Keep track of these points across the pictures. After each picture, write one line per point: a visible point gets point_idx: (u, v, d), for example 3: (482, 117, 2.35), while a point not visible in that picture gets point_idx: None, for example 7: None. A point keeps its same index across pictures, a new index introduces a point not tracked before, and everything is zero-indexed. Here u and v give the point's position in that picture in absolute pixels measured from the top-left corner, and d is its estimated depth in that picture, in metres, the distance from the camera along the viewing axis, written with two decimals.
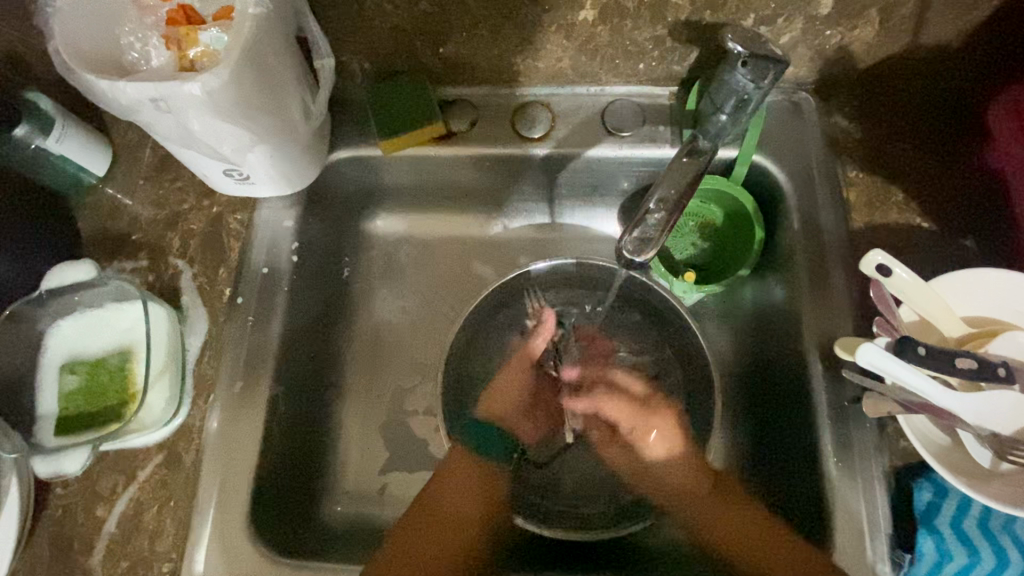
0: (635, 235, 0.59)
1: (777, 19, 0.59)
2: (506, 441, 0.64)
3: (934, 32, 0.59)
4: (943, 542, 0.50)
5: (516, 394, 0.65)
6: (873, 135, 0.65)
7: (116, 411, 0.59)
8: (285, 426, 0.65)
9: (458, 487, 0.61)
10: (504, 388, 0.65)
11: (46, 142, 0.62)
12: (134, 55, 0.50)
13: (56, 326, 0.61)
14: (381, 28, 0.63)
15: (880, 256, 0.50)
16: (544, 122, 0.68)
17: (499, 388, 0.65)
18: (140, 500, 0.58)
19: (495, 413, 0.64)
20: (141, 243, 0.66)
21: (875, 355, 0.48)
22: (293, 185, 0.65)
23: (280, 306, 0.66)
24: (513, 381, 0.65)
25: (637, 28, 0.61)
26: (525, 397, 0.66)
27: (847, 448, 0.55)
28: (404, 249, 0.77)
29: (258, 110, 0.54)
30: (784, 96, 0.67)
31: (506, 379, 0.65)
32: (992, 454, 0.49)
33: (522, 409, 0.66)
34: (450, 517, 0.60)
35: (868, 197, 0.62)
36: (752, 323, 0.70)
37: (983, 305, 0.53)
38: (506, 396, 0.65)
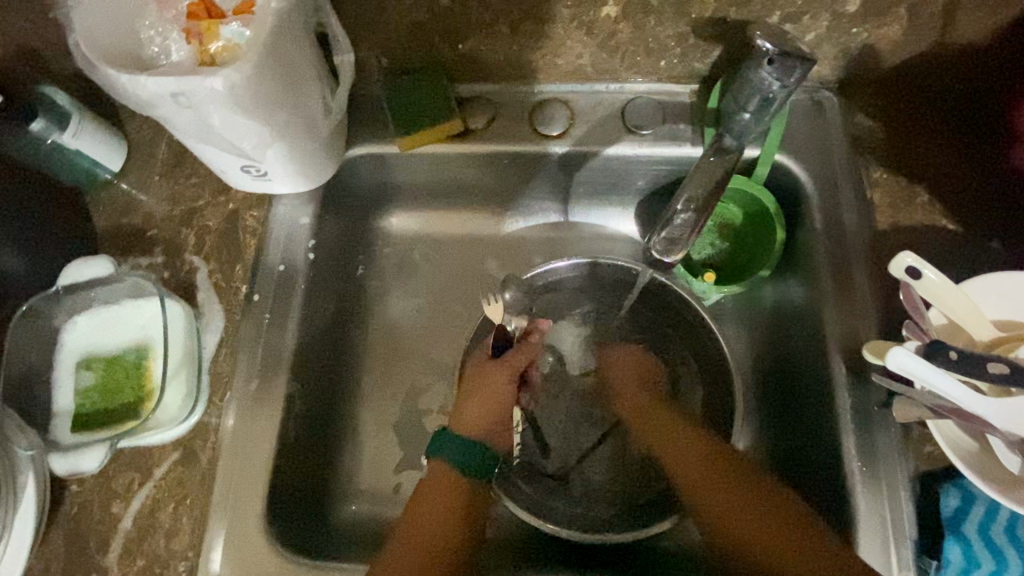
0: (662, 236, 0.60)
1: (804, 16, 0.58)
2: (485, 453, 0.61)
3: (963, 31, 0.58)
4: (970, 548, 0.49)
5: (496, 407, 0.64)
6: (897, 135, 0.64)
7: (132, 408, 0.59)
8: (300, 425, 0.64)
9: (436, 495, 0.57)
10: (477, 399, 0.63)
11: (62, 136, 0.61)
12: (155, 49, 0.50)
13: (72, 322, 0.61)
14: (400, 24, 0.62)
15: (910, 257, 0.49)
16: (562, 119, 0.68)
17: (472, 402, 0.63)
18: (156, 498, 0.58)
19: (472, 428, 0.62)
20: (156, 240, 0.66)
21: (904, 359, 0.47)
22: (310, 182, 0.65)
23: (295, 304, 0.65)
24: (488, 395, 0.63)
25: (660, 25, 0.60)
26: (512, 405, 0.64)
27: (871, 453, 0.55)
28: (418, 247, 0.76)
29: (277, 105, 0.53)
30: (806, 95, 0.66)
31: (477, 392, 0.63)
32: (1022, 461, 0.48)
33: (502, 419, 0.64)
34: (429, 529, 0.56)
35: (892, 198, 0.62)
36: (771, 325, 0.69)
37: (1014, 309, 0.52)
38: (481, 409, 0.63)
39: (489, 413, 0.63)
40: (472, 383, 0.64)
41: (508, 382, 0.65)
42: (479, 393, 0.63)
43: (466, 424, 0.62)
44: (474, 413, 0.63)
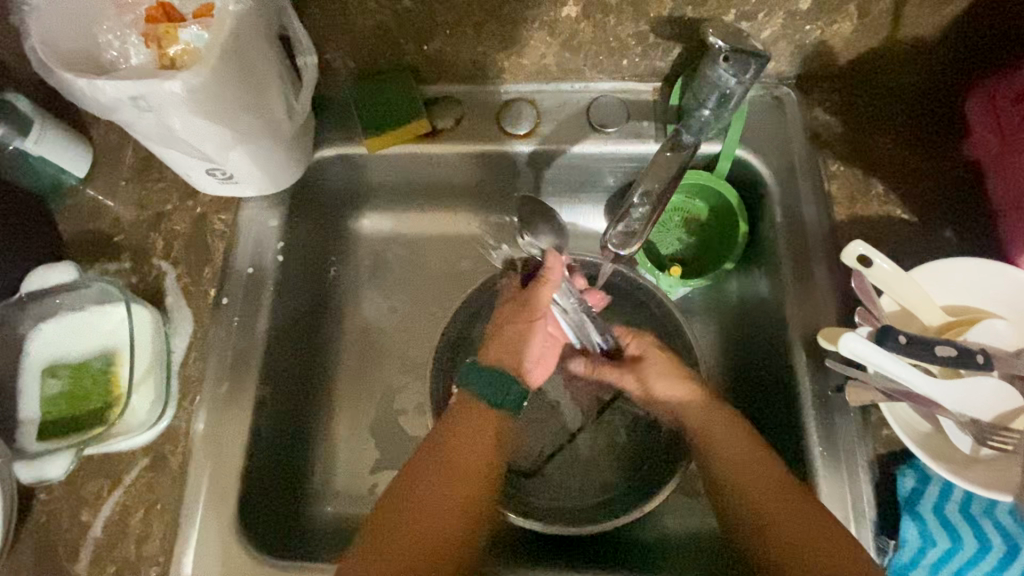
0: (619, 230, 0.60)
1: (758, 15, 0.59)
2: (515, 387, 0.58)
3: (912, 27, 0.60)
4: (926, 527, 0.51)
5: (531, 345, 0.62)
6: (853, 129, 0.65)
7: (101, 415, 0.58)
8: (273, 427, 0.64)
9: (471, 437, 0.55)
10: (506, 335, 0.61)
11: (24, 143, 0.61)
12: (114, 53, 0.50)
13: (37, 330, 0.61)
14: (364, 26, 0.63)
15: (861, 246, 0.51)
16: (529, 118, 0.68)
17: (501, 337, 0.60)
18: (126, 504, 0.57)
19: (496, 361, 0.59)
20: (123, 245, 0.65)
21: (856, 345, 0.49)
22: (278, 184, 0.65)
23: (266, 305, 0.65)
24: (519, 326, 0.61)
25: (620, 24, 0.61)
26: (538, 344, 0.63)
27: (831, 438, 0.56)
28: (392, 249, 0.77)
29: (240, 107, 0.53)
30: (766, 91, 0.68)
31: (508, 325, 0.61)
32: (972, 440, 0.50)
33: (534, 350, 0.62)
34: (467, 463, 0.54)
35: (849, 190, 0.63)
36: (738, 317, 0.70)
37: (962, 295, 0.54)
38: (511, 342, 0.60)
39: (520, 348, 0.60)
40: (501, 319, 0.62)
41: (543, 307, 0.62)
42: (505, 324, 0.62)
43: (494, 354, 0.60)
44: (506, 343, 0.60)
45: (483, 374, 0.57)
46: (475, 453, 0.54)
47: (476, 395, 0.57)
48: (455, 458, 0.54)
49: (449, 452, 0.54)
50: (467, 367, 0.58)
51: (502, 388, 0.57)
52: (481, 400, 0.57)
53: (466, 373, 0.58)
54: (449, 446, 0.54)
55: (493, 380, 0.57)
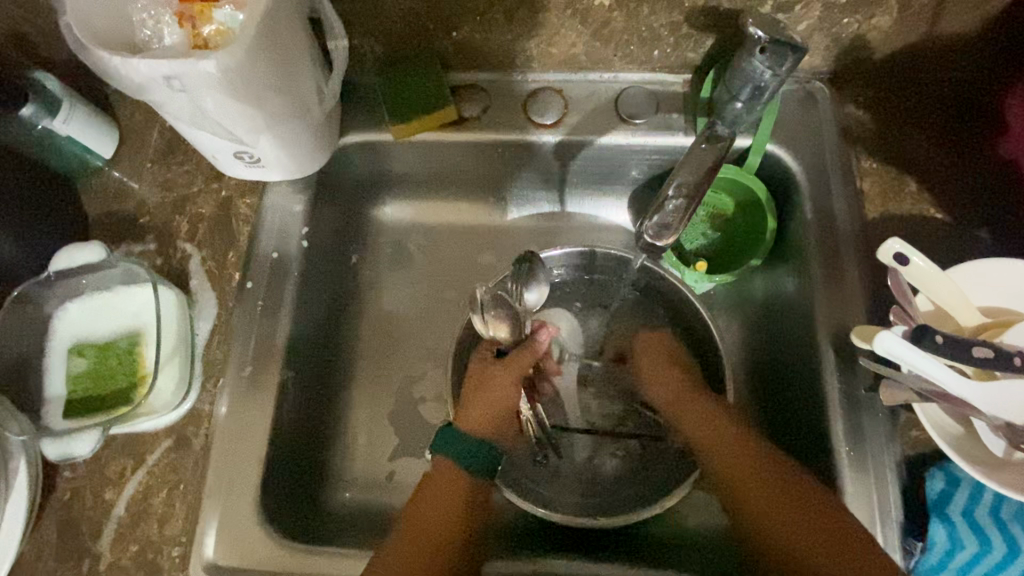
0: (654, 221, 0.60)
1: (796, 6, 0.58)
2: (491, 452, 0.58)
3: (952, 22, 0.59)
4: (956, 530, 0.50)
5: (500, 405, 0.61)
6: (887, 125, 0.64)
7: (125, 394, 0.59)
8: (294, 412, 0.65)
9: (436, 500, 0.56)
10: (481, 400, 0.60)
11: (52, 123, 0.61)
12: (147, 32, 0.49)
13: (63, 308, 0.61)
14: (393, 10, 0.62)
15: (898, 244, 0.50)
16: (556, 108, 0.68)
17: (483, 398, 0.60)
18: (149, 484, 0.58)
19: (478, 427, 0.59)
20: (148, 227, 0.66)
21: (892, 345, 0.48)
22: (304, 169, 0.65)
23: (290, 291, 0.65)
24: (503, 389, 0.61)
25: (653, 14, 0.61)
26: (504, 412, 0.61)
27: (859, 438, 0.55)
28: (413, 238, 0.76)
29: (271, 90, 0.53)
30: (798, 85, 0.66)
31: (488, 387, 0.60)
32: (1005, 443, 0.49)
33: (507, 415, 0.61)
34: (429, 529, 0.55)
35: (882, 188, 0.62)
36: (762, 313, 0.70)
37: (999, 296, 0.53)
38: (492, 403, 0.60)
39: (497, 412, 0.61)
40: (478, 380, 0.61)
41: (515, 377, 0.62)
42: (482, 390, 0.61)
43: (472, 418, 0.60)
44: (483, 408, 0.60)
45: (459, 441, 0.58)
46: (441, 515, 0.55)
47: (450, 462, 0.57)
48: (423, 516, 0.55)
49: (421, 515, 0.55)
50: (443, 433, 0.58)
51: (479, 455, 0.58)
52: (457, 466, 0.57)
53: (444, 440, 0.58)
54: (421, 506, 0.56)
55: (475, 452, 0.57)
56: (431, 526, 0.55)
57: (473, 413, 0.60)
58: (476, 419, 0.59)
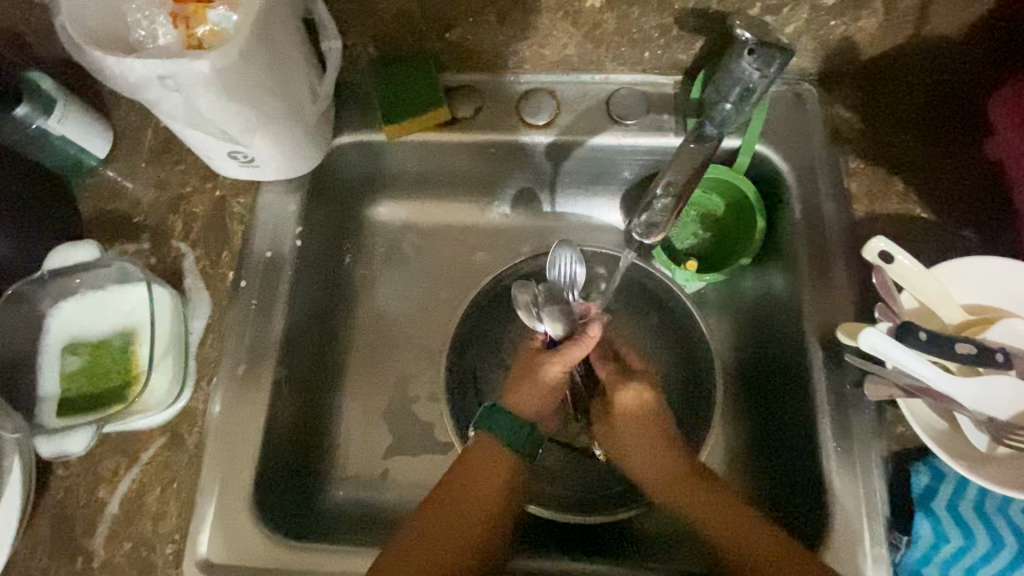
0: (642, 220, 0.60)
1: (784, 9, 0.59)
2: (533, 431, 0.58)
3: (937, 24, 0.60)
4: (939, 524, 0.51)
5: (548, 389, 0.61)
6: (874, 126, 0.65)
7: (119, 393, 0.59)
8: (288, 410, 0.65)
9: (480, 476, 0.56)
10: (530, 383, 0.60)
11: (46, 122, 0.61)
12: (141, 32, 0.49)
13: (57, 307, 0.61)
14: (387, 11, 0.63)
15: (884, 242, 0.51)
16: (548, 109, 0.69)
17: (527, 383, 0.60)
18: (142, 482, 0.58)
19: (524, 405, 0.59)
20: (142, 226, 0.66)
21: (875, 340, 0.49)
22: (297, 169, 0.65)
23: (284, 289, 0.66)
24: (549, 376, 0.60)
25: (643, 16, 0.61)
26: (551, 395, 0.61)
27: (845, 434, 0.56)
28: (407, 237, 0.77)
29: (264, 89, 0.54)
30: (787, 87, 0.67)
31: (531, 373, 0.61)
32: (988, 438, 0.50)
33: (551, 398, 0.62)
34: (473, 503, 0.55)
35: (869, 187, 0.63)
36: (752, 312, 0.70)
37: (982, 294, 0.54)
38: (537, 389, 0.60)
39: (545, 394, 0.61)
40: (527, 366, 0.61)
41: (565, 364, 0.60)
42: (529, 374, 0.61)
43: (519, 399, 0.60)
44: (529, 391, 0.60)
45: (506, 417, 0.58)
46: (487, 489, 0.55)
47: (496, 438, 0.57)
48: (460, 500, 0.55)
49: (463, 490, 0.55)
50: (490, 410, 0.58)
51: (524, 434, 0.57)
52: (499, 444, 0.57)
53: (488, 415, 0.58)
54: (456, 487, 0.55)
55: (522, 431, 0.57)
56: (475, 499, 0.55)
57: (521, 394, 0.60)
58: (522, 400, 0.59)
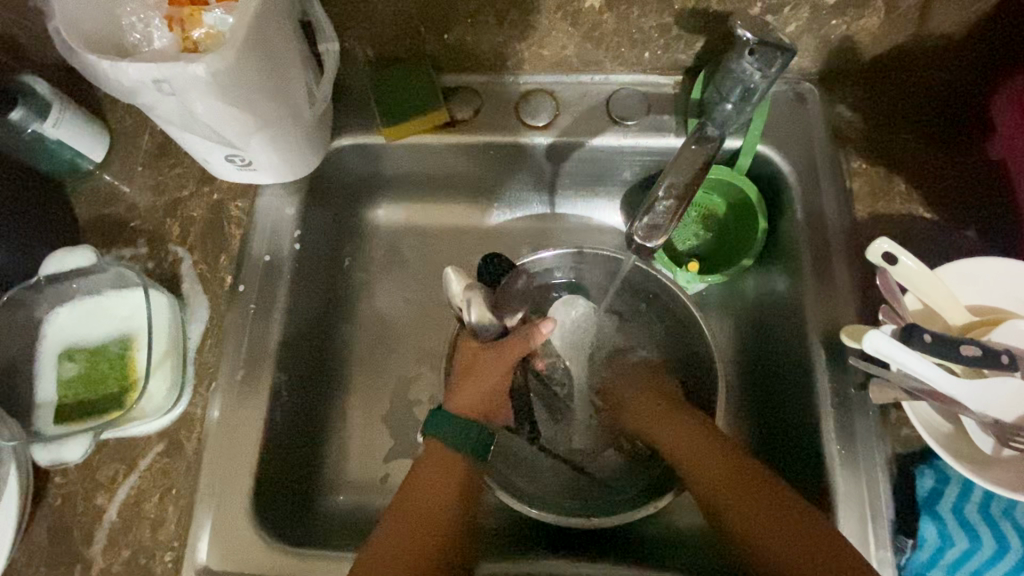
0: (644, 222, 0.60)
1: (785, 8, 0.59)
2: (482, 432, 0.59)
3: (939, 22, 0.59)
4: (945, 527, 0.51)
5: (489, 387, 0.62)
6: (876, 126, 0.65)
7: (117, 399, 0.58)
8: (287, 414, 0.64)
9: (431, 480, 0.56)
10: (471, 382, 0.61)
11: (42, 127, 0.61)
12: (137, 36, 0.49)
13: (54, 313, 0.61)
14: (384, 12, 0.62)
15: (887, 244, 0.51)
16: (547, 111, 0.68)
17: (472, 382, 0.61)
18: (140, 489, 0.57)
19: (467, 408, 0.60)
20: (139, 230, 0.65)
21: (881, 343, 0.48)
22: (295, 172, 0.65)
23: (282, 293, 0.65)
24: (494, 372, 0.62)
25: (643, 16, 0.61)
26: (495, 390, 0.63)
27: (850, 437, 0.56)
28: (405, 240, 0.76)
29: (261, 93, 0.53)
30: (788, 87, 0.67)
31: (475, 374, 0.61)
32: (993, 440, 0.50)
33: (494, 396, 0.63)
34: (428, 508, 0.55)
35: (871, 187, 0.63)
36: (754, 313, 0.70)
37: (986, 295, 0.53)
38: (482, 388, 0.62)
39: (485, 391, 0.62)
40: (470, 362, 0.62)
41: (507, 361, 0.62)
42: (473, 371, 0.61)
43: (463, 401, 0.60)
44: (470, 391, 0.61)
45: (450, 421, 0.58)
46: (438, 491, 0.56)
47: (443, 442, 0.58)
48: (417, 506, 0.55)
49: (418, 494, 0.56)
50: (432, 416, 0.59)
51: (472, 436, 0.58)
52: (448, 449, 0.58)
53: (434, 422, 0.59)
54: (413, 498, 0.55)
55: (467, 432, 0.58)
56: (428, 504, 0.55)
57: (462, 395, 0.61)
58: (465, 401, 0.61)
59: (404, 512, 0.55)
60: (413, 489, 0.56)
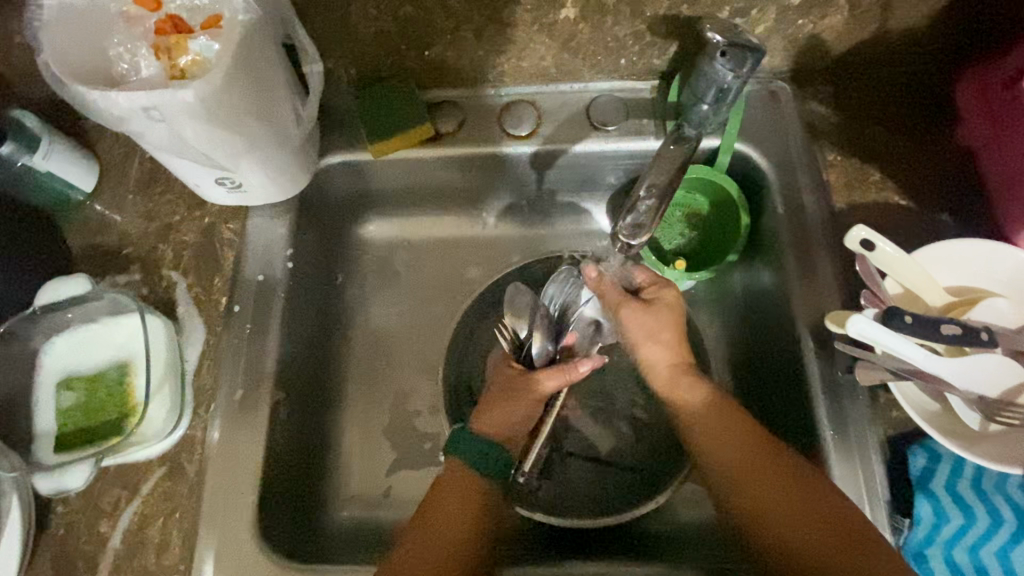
0: (628, 222, 0.62)
1: (752, 11, 0.61)
2: (502, 456, 0.59)
3: (901, 18, 0.62)
4: (940, 504, 0.52)
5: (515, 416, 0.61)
6: (848, 119, 0.67)
7: (116, 425, 0.59)
8: (288, 433, 0.65)
9: (454, 501, 0.56)
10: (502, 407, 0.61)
11: (31, 159, 0.62)
12: (124, 66, 0.50)
13: (50, 343, 0.61)
14: (366, 33, 0.64)
15: (864, 231, 0.53)
16: (529, 119, 0.70)
17: (500, 407, 0.61)
18: (143, 514, 0.57)
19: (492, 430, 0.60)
20: (132, 257, 0.66)
21: (863, 325, 0.50)
22: (284, 193, 0.66)
23: (277, 312, 0.65)
24: (525, 400, 0.61)
25: (617, 24, 0.63)
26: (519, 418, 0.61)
27: (842, 421, 0.57)
28: (398, 254, 0.78)
29: (248, 115, 0.54)
30: (761, 86, 0.69)
31: (514, 400, 0.60)
32: (980, 417, 0.51)
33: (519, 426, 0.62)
34: (448, 530, 0.55)
35: (847, 179, 0.65)
36: (742, 307, 0.72)
37: (964, 276, 0.55)
38: (511, 415, 0.61)
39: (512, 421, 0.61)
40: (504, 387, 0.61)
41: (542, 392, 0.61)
42: (503, 398, 0.61)
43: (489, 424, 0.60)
44: (498, 415, 0.60)
45: (470, 441, 0.58)
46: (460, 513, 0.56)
47: (463, 463, 0.58)
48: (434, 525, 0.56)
49: (436, 513, 0.56)
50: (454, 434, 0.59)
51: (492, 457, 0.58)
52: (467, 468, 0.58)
53: (453, 441, 0.59)
54: (432, 515, 0.56)
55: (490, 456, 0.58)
56: (446, 524, 0.56)
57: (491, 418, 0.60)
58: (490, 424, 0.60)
59: (424, 531, 0.56)
60: (433, 509, 0.56)
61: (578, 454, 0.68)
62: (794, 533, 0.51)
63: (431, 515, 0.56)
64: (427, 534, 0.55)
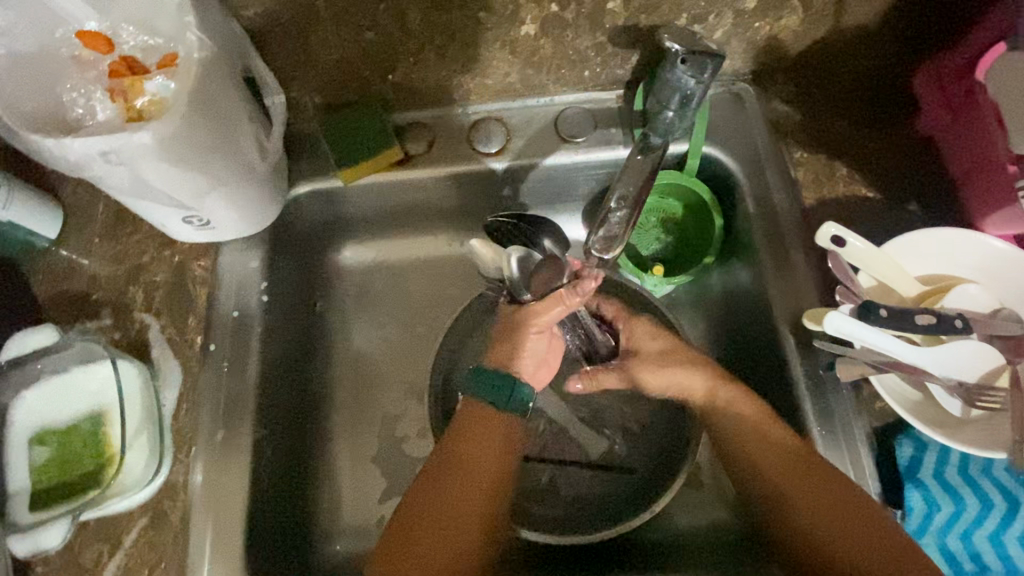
0: (601, 235, 0.61)
1: (709, 16, 0.62)
2: (518, 392, 0.58)
3: (854, 15, 0.63)
4: (930, 492, 0.52)
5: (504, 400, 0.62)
6: (811, 116, 0.68)
7: (94, 477, 0.57)
8: (274, 469, 0.63)
9: (475, 448, 0.55)
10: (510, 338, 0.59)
11: None
12: (80, 111, 0.49)
13: (19, 398, 0.59)
14: (329, 61, 0.64)
15: (834, 227, 0.53)
16: (498, 136, 0.70)
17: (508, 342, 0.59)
18: (128, 567, 0.56)
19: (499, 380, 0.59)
20: (102, 302, 0.64)
21: (839, 322, 0.51)
22: (255, 226, 0.65)
23: (255, 346, 0.64)
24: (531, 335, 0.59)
25: (578, 37, 0.63)
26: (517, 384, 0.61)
27: (830, 417, 0.57)
28: (376, 277, 0.77)
29: (212, 151, 0.54)
30: (724, 88, 0.70)
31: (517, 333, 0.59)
32: (962, 402, 0.52)
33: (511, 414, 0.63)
34: (470, 477, 0.55)
35: (815, 175, 0.65)
36: (722, 308, 0.72)
37: (934, 265, 0.56)
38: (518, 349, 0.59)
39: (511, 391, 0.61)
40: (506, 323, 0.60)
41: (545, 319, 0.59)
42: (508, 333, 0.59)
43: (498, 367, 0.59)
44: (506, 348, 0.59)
45: (487, 377, 0.57)
46: (481, 460, 0.55)
47: (480, 400, 0.57)
48: (461, 464, 0.55)
49: (458, 458, 0.55)
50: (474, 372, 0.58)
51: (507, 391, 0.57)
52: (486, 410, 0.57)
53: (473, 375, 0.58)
54: (456, 457, 0.55)
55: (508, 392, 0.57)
56: (468, 475, 0.55)
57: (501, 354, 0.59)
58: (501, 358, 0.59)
59: (441, 474, 0.54)
60: (459, 453, 0.55)
61: (570, 468, 0.68)
62: (818, 527, 0.51)
63: (455, 458, 0.55)
64: (450, 474, 0.54)
